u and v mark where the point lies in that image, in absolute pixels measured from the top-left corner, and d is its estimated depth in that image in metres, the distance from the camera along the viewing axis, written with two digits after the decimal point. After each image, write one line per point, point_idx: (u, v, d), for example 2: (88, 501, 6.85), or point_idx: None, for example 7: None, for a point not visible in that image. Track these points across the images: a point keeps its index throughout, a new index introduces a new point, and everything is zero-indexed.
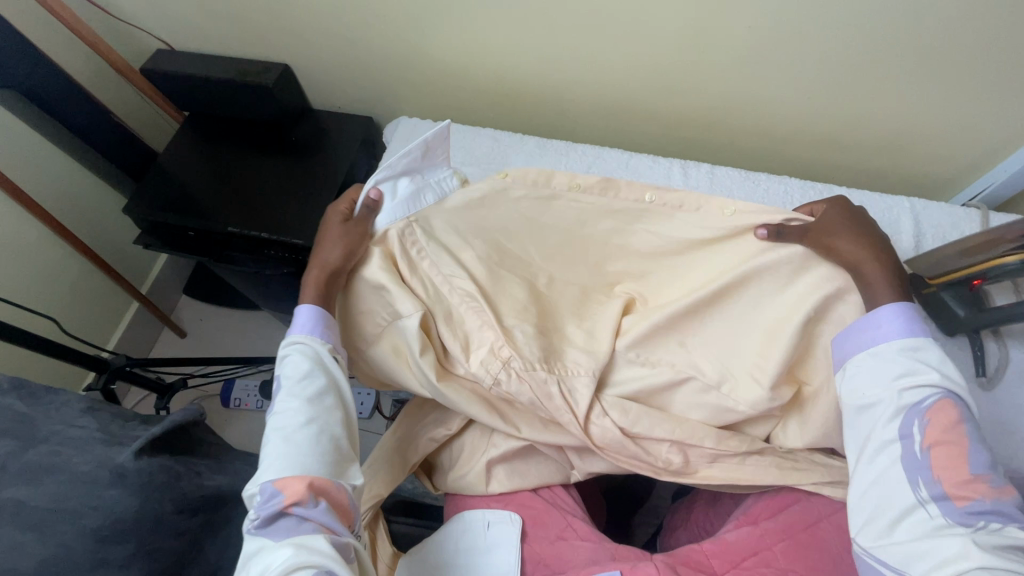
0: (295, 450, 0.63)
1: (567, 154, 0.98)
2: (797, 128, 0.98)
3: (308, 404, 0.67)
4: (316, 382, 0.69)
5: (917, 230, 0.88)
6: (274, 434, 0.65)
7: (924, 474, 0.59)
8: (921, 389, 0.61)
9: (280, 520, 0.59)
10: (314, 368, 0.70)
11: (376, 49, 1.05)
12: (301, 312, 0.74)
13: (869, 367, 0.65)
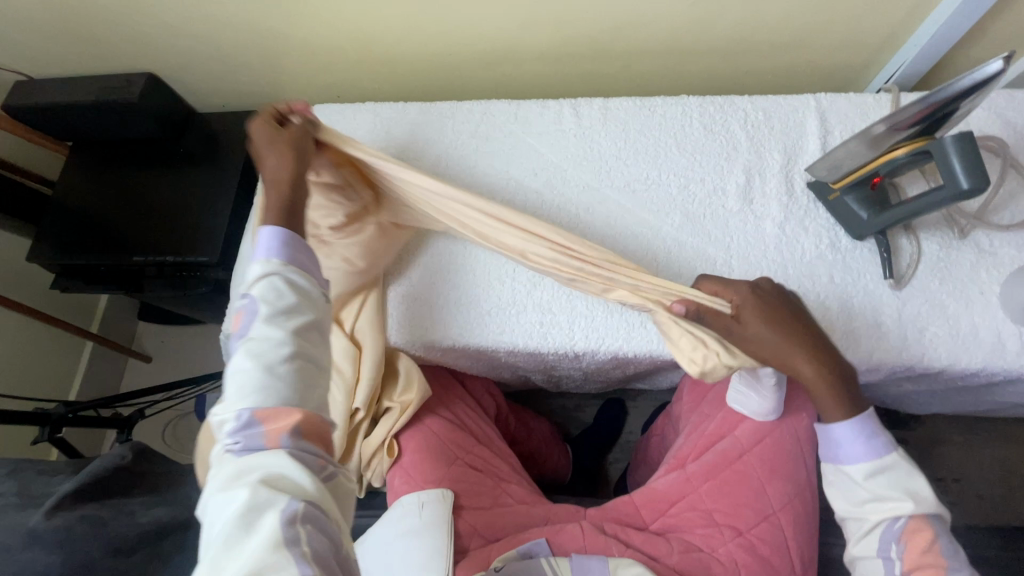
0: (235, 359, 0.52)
1: (451, 116, 0.92)
2: (690, 41, 0.89)
3: (270, 328, 0.53)
4: (294, 311, 0.55)
5: (824, 130, 0.82)
6: (247, 342, 0.53)
7: (896, 546, 0.61)
8: (886, 515, 0.61)
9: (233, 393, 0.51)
10: (282, 293, 0.55)
11: (232, 40, 0.97)
12: (262, 236, 0.58)
13: (843, 484, 0.65)
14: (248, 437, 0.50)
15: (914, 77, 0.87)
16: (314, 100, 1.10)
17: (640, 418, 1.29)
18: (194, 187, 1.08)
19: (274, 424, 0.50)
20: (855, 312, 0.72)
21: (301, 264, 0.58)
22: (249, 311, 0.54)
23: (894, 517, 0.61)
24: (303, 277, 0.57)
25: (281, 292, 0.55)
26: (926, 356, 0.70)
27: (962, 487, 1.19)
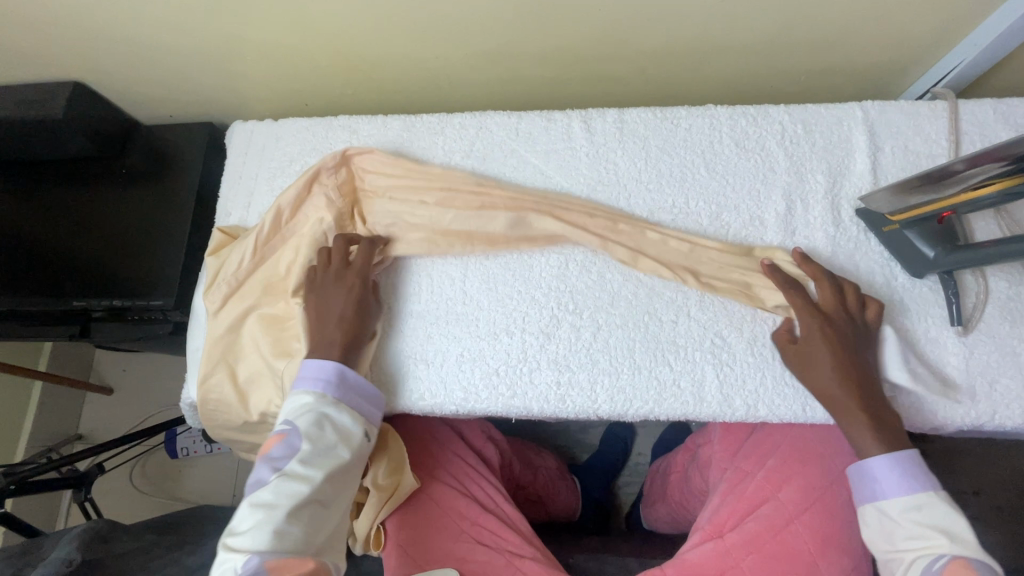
0: (262, 491, 0.54)
1: (442, 132, 0.78)
2: (717, 40, 0.76)
3: (304, 472, 0.56)
4: (328, 453, 0.58)
5: (873, 147, 0.72)
6: (280, 476, 0.55)
7: None
8: (921, 555, 0.53)
9: (249, 530, 0.52)
10: (320, 430, 0.59)
11: (173, 42, 0.81)
12: (311, 366, 0.62)
13: (878, 524, 0.57)
14: None
15: (969, 79, 0.77)
16: (275, 109, 0.95)
17: (650, 440, 1.21)
18: (142, 214, 0.93)
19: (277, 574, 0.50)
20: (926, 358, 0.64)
21: (348, 398, 0.62)
22: (292, 434, 0.57)
23: (931, 558, 0.52)
24: (339, 411, 0.61)
25: (324, 426, 0.59)
26: (998, 414, 0.62)
27: (983, 500, 1.10)
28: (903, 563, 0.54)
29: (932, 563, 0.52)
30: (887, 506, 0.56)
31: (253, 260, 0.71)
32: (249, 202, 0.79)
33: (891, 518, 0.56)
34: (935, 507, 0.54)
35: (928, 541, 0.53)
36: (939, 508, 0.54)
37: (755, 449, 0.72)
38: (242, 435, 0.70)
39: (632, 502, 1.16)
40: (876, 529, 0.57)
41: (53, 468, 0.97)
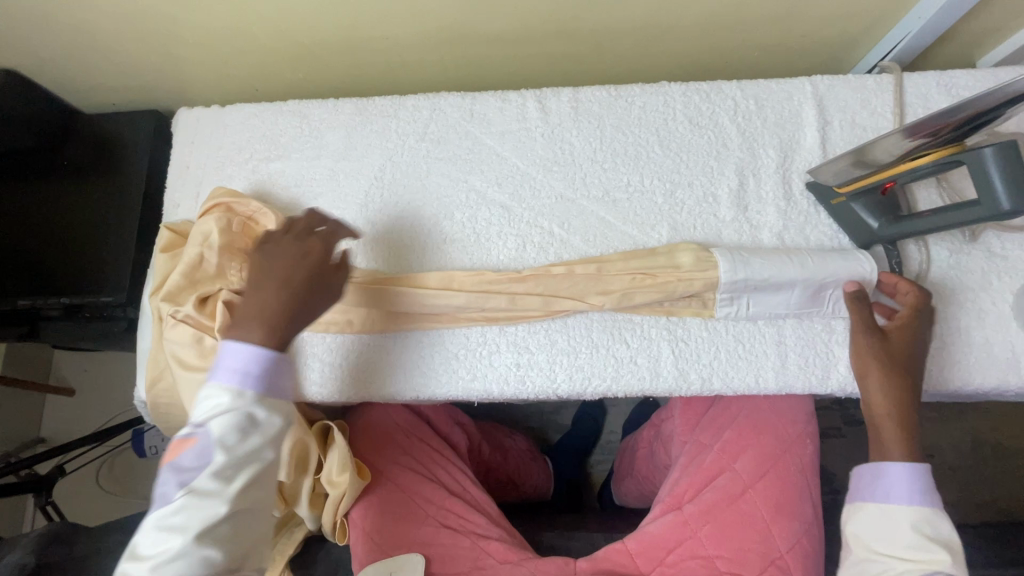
0: (173, 507, 0.47)
1: (395, 115, 0.77)
2: (670, 15, 0.76)
3: (217, 487, 0.47)
4: (251, 458, 0.49)
5: (821, 121, 0.72)
6: (192, 494, 0.47)
7: None
8: (923, 565, 0.52)
9: (160, 546, 0.46)
10: (243, 432, 0.49)
11: (107, 25, 0.77)
12: (232, 354, 0.51)
13: (876, 526, 0.57)
14: None
15: (915, 50, 0.78)
16: (222, 94, 0.91)
17: (621, 418, 1.22)
18: (87, 209, 0.89)
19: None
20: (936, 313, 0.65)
21: (277, 387, 0.52)
22: (208, 441, 0.48)
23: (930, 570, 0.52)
24: (271, 416, 0.51)
25: (239, 428, 0.49)
26: (940, 378, 0.64)
27: (937, 462, 1.14)
28: (892, 565, 0.54)
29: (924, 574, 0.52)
30: (901, 513, 0.56)
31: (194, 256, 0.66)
32: (198, 192, 0.77)
33: (898, 521, 0.56)
34: (940, 528, 0.55)
35: (929, 554, 0.53)
36: (941, 525, 0.55)
37: (712, 421, 0.74)
38: None
39: (604, 480, 1.18)
40: (873, 529, 0.57)
41: (9, 472, 0.94)
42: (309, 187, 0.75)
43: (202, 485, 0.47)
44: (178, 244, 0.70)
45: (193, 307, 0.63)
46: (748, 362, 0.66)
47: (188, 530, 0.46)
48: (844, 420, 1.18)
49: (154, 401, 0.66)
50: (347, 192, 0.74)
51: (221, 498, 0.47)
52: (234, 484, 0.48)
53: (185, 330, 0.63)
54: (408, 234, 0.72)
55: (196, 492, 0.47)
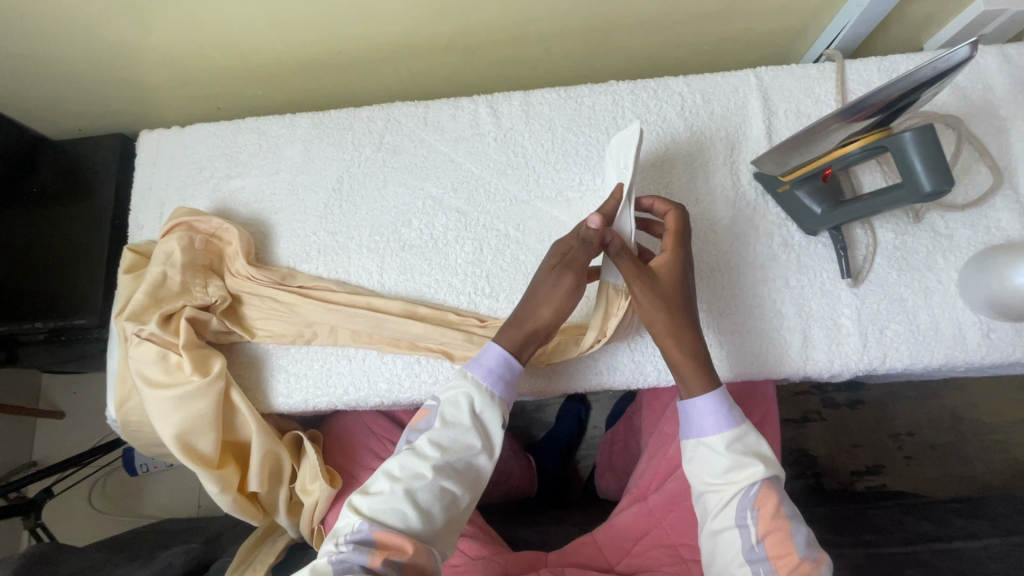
0: (391, 463, 0.54)
1: (350, 127, 0.78)
2: (614, 16, 0.77)
3: (431, 453, 0.53)
4: (458, 441, 0.54)
5: (767, 112, 0.74)
6: (409, 451, 0.54)
7: (751, 512, 0.51)
8: (742, 483, 0.51)
9: (365, 498, 0.53)
10: (459, 412, 0.55)
11: (64, 55, 0.79)
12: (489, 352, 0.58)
13: (701, 460, 0.54)
14: (347, 558, 0.49)
15: (857, 38, 0.79)
16: (186, 113, 0.93)
17: (603, 412, 1.23)
18: (57, 234, 0.91)
19: (383, 550, 0.49)
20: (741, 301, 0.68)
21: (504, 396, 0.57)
22: (437, 411, 0.56)
23: (750, 484, 0.51)
24: (491, 402, 0.56)
25: (465, 407, 0.55)
26: (888, 357, 0.66)
27: (917, 441, 1.15)
28: (723, 491, 0.52)
29: (750, 488, 0.51)
30: (715, 441, 0.53)
31: (157, 276, 0.67)
32: (161, 214, 0.78)
33: (715, 451, 0.53)
34: (750, 437, 0.54)
35: (746, 469, 0.52)
36: (750, 435, 0.53)
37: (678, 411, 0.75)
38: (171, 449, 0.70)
39: (589, 475, 1.19)
40: (699, 463, 0.54)
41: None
42: (269, 203, 0.77)
43: (414, 448, 0.54)
44: (142, 265, 0.72)
45: (157, 325, 0.65)
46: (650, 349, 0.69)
47: (386, 481, 0.53)
48: (823, 404, 1.18)
49: (125, 420, 0.67)
50: (307, 205, 0.76)
51: (414, 461, 0.53)
52: (425, 452, 0.53)
53: (149, 348, 0.64)
54: (368, 243, 0.74)
55: (414, 449, 0.54)
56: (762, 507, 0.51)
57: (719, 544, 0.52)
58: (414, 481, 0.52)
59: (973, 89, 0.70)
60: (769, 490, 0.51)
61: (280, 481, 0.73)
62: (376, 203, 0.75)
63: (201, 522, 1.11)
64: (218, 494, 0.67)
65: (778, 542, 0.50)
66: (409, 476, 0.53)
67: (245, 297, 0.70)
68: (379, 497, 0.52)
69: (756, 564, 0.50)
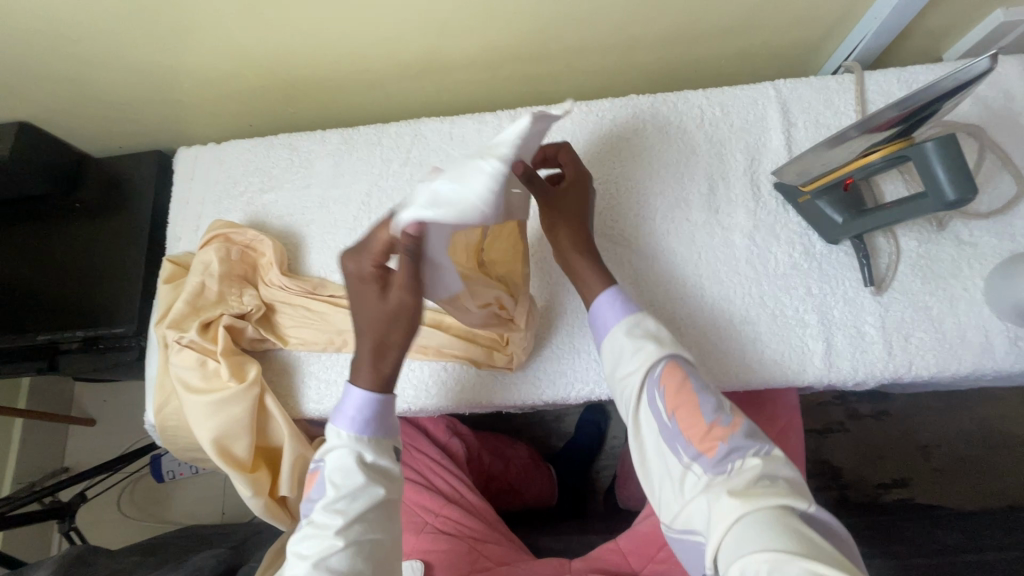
0: (306, 528, 0.57)
1: (378, 142, 0.81)
2: (633, 32, 0.79)
3: (330, 517, 0.56)
4: (359, 496, 0.56)
5: (787, 123, 0.75)
6: (313, 526, 0.56)
7: (657, 391, 0.57)
8: (645, 364, 0.58)
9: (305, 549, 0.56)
10: (350, 471, 0.57)
11: (109, 76, 0.83)
12: (350, 399, 0.59)
13: (612, 351, 0.62)
14: None
15: (875, 50, 0.80)
16: (220, 130, 0.97)
17: (622, 421, 1.23)
18: (98, 246, 0.95)
19: None
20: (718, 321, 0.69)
21: (383, 429, 0.60)
22: (325, 480, 0.57)
23: (653, 361, 0.58)
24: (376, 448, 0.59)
25: (354, 464, 0.57)
26: (914, 365, 0.65)
27: (945, 453, 1.12)
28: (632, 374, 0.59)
29: (654, 368, 0.58)
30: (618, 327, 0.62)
31: (195, 285, 0.70)
32: (197, 226, 0.82)
33: (616, 334, 0.62)
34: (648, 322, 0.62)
35: (646, 350, 0.59)
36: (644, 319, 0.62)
37: None
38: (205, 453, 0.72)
39: (609, 485, 1.19)
40: (610, 357, 0.62)
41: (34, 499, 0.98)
42: (301, 215, 0.79)
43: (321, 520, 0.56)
44: (180, 275, 0.75)
45: (197, 332, 0.67)
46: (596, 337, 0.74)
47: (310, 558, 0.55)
48: (846, 414, 1.16)
49: (162, 424, 0.70)
50: (336, 217, 0.79)
51: (328, 530, 0.56)
52: (332, 521, 0.56)
53: (189, 355, 0.67)
54: (396, 254, 0.76)
55: (321, 521, 0.56)
56: (672, 391, 0.56)
57: (648, 438, 0.57)
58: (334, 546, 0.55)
59: (994, 99, 0.70)
60: (672, 370, 0.57)
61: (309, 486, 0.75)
62: None
63: (226, 528, 1.13)
64: (251, 498, 0.69)
65: (686, 411, 0.55)
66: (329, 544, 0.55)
67: (279, 306, 0.73)
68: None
69: (673, 440, 0.55)
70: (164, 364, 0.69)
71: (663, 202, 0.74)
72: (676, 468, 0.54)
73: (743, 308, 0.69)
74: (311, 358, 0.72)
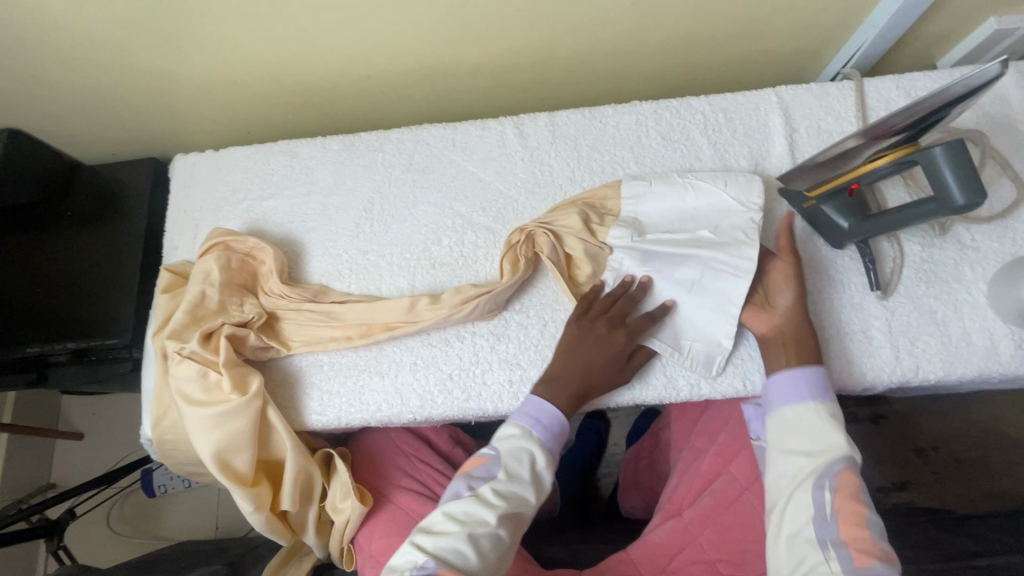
0: (453, 506, 0.57)
1: (381, 149, 0.80)
2: (634, 40, 0.79)
3: (495, 501, 0.56)
4: (519, 493, 0.58)
5: (789, 129, 0.75)
6: (471, 499, 0.57)
7: (801, 425, 0.58)
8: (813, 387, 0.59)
9: (429, 537, 0.55)
10: (512, 471, 0.59)
11: (104, 82, 0.82)
12: (535, 405, 0.63)
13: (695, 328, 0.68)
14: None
15: (872, 57, 0.81)
16: (218, 137, 0.95)
17: (624, 428, 1.23)
18: (90, 255, 0.93)
19: None
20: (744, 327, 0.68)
21: (553, 450, 0.62)
22: (496, 462, 0.59)
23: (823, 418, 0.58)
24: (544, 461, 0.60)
25: (527, 463, 0.59)
26: (921, 369, 0.66)
27: (943, 456, 1.13)
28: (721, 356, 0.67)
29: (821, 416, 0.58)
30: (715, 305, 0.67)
31: (194, 295, 0.68)
32: (195, 234, 0.80)
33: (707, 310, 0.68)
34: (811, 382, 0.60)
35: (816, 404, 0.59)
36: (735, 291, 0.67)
37: (705, 427, 0.75)
38: (204, 468, 0.70)
39: (611, 493, 1.18)
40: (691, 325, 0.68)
41: (22, 518, 0.95)
42: (302, 223, 0.78)
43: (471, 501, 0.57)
44: (179, 284, 0.73)
45: (198, 343, 0.66)
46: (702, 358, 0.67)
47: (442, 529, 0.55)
48: (846, 418, 1.17)
49: (160, 439, 0.68)
50: (339, 225, 0.78)
51: (477, 509, 0.56)
52: (483, 506, 0.56)
53: (189, 366, 0.65)
54: (400, 261, 0.75)
55: (472, 500, 0.56)
56: (838, 487, 0.54)
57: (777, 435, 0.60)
58: (480, 530, 0.55)
59: (991, 105, 0.71)
60: (839, 457, 0.55)
61: (310, 499, 0.73)
62: (407, 221, 0.77)
63: (221, 544, 1.10)
64: (251, 513, 0.67)
65: (823, 452, 0.55)
66: (466, 520, 0.55)
67: (281, 315, 0.71)
68: (438, 538, 0.55)
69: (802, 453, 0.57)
70: (162, 377, 0.67)
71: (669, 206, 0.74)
72: (810, 558, 0.52)
73: None
74: (313, 368, 0.71)
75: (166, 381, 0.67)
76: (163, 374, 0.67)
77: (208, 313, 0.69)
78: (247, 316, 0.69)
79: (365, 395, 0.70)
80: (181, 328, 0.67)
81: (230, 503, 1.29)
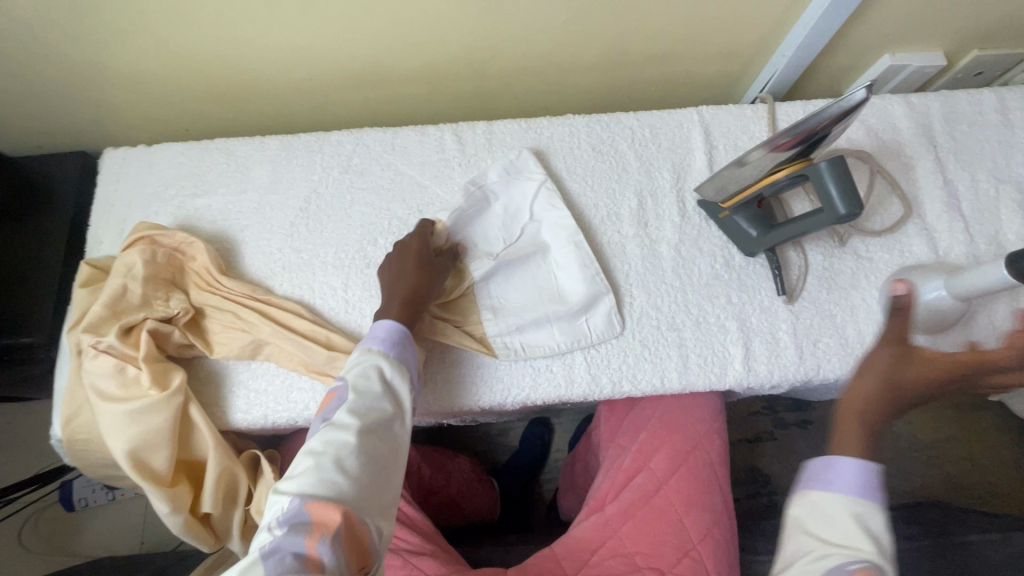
0: (310, 442, 0.52)
1: (319, 150, 0.81)
2: (569, 56, 0.84)
3: (350, 419, 0.53)
4: (375, 407, 0.55)
5: (709, 145, 0.81)
6: (327, 427, 0.52)
7: (852, 568, 0.45)
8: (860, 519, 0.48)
9: (291, 480, 0.49)
10: (360, 391, 0.55)
11: (27, 73, 0.79)
12: (377, 326, 0.61)
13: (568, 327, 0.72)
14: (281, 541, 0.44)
15: (785, 84, 0.88)
16: (153, 133, 0.93)
17: (566, 434, 1.25)
18: (7, 250, 0.88)
19: (317, 525, 0.45)
20: (662, 327, 0.72)
21: (402, 360, 0.60)
22: (345, 388, 0.56)
23: (872, 554, 0.46)
24: (398, 372, 0.59)
25: (376, 377, 0.57)
26: (821, 369, 0.71)
27: None
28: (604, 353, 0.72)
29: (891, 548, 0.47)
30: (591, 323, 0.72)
31: (115, 289, 0.66)
32: (122, 229, 0.78)
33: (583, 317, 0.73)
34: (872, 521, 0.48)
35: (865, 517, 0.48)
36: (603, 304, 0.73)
37: (631, 424, 0.78)
38: (118, 469, 0.68)
39: (552, 499, 1.19)
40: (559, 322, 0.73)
41: None
42: (235, 221, 0.78)
43: (331, 430, 0.52)
44: (99, 279, 0.71)
45: (117, 337, 0.64)
46: (572, 326, 0.72)
47: (301, 467, 0.49)
48: (773, 424, 1.23)
49: (70, 439, 0.65)
50: (275, 224, 0.77)
51: (338, 436, 0.51)
52: (342, 430, 0.52)
53: (106, 361, 0.63)
54: (334, 261, 0.76)
55: (331, 429, 0.52)
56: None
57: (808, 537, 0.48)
58: (348, 453, 0.50)
59: (883, 131, 0.79)
60: (894, 567, 0.45)
61: (233, 501, 0.71)
62: (344, 221, 0.78)
63: (144, 558, 1.04)
64: (168, 515, 0.65)
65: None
66: (331, 441, 0.51)
67: (208, 312, 0.70)
68: (302, 476, 0.48)
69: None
70: (75, 373, 0.65)
71: (598, 214, 0.78)
72: None
73: (670, 315, 0.73)
74: (240, 366, 0.70)
75: (80, 377, 0.65)
76: (76, 370, 0.65)
77: (128, 308, 0.67)
78: (172, 312, 0.68)
79: (293, 393, 0.69)
80: (99, 323, 0.65)
81: (157, 515, 1.23)
